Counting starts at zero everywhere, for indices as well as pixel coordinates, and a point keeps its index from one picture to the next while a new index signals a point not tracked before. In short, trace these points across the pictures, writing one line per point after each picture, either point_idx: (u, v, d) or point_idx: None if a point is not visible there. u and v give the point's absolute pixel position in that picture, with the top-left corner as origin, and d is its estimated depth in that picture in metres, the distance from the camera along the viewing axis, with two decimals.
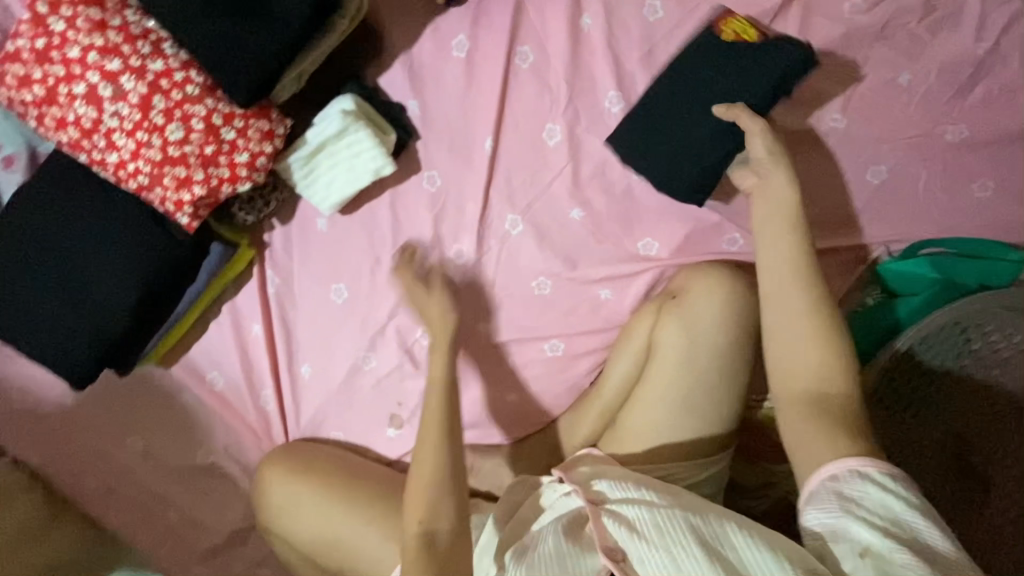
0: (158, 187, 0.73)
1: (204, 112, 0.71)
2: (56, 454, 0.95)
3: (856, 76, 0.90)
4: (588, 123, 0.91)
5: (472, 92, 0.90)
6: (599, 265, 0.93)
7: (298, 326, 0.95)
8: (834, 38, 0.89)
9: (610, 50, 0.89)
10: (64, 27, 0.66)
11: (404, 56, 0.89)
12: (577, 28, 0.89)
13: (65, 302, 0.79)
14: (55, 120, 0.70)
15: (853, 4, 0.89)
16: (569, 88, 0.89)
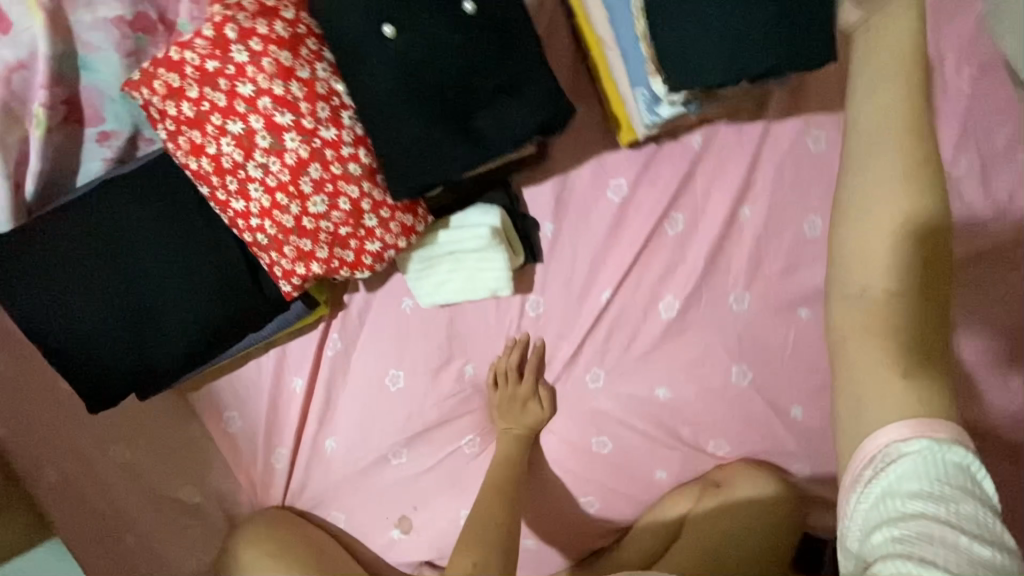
0: (273, 250, 0.65)
1: (355, 194, 0.63)
2: (29, 437, 0.84)
3: (985, 364, 0.86)
4: (708, 312, 0.86)
5: (612, 238, 0.84)
6: (664, 448, 0.89)
7: (340, 397, 0.87)
8: (976, 323, 0.86)
9: (755, 252, 0.86)
10: (243, 61, 0.57)
11: (559, 178, 0.82)
12: (734, 216, 0.85)
13: (117, 318, 0.70)
14: (190, 144, 0.61)
15: (1004, 298, 0.86)
16: (703, 271, 0.85)
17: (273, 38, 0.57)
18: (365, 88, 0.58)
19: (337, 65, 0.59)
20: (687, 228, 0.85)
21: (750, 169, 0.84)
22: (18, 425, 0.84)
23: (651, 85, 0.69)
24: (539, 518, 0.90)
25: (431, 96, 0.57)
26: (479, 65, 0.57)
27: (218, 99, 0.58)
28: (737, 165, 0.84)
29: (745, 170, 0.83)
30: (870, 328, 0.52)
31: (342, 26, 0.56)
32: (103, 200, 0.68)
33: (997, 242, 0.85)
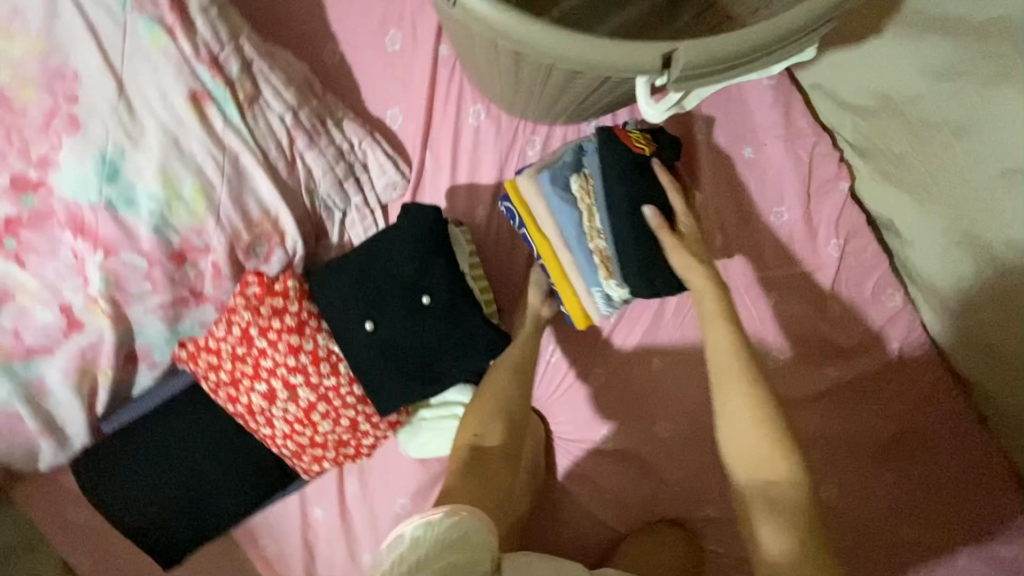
0: (295, 458, 0.87)
1: (352, 414, 0.84)
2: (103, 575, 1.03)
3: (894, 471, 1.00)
4: (661, 450, 0.98)
5: (567, 391, 0.99)
6: None
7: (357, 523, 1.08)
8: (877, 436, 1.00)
9: (691, 397, 0.98)
10: (266, 344, 0.80)
11: None
12: (666, 369, 0.98)
13: (179, 500, 0.91)
14: (229, 395, 0.83)
15: (898, 413, 1.00)
16: (648, 413, 0.98)
17: (286, 326, 0.80)
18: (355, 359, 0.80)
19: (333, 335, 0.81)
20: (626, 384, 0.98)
21: (676, 329, 0.99)
22: (94, 564, 1.03)
23: (605, 288, 0.85)
24: None
25: (403, 355, 0.79)
26: (436, 338, 0.79)
27: (248, 370, 0.80)
28: (667, 331, 0.99)
29: (671, 330, 0.99)
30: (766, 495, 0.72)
31: (336, 316, 0.80)
32: (166, 413, 0.92)
33: (879, 369, 1.02)
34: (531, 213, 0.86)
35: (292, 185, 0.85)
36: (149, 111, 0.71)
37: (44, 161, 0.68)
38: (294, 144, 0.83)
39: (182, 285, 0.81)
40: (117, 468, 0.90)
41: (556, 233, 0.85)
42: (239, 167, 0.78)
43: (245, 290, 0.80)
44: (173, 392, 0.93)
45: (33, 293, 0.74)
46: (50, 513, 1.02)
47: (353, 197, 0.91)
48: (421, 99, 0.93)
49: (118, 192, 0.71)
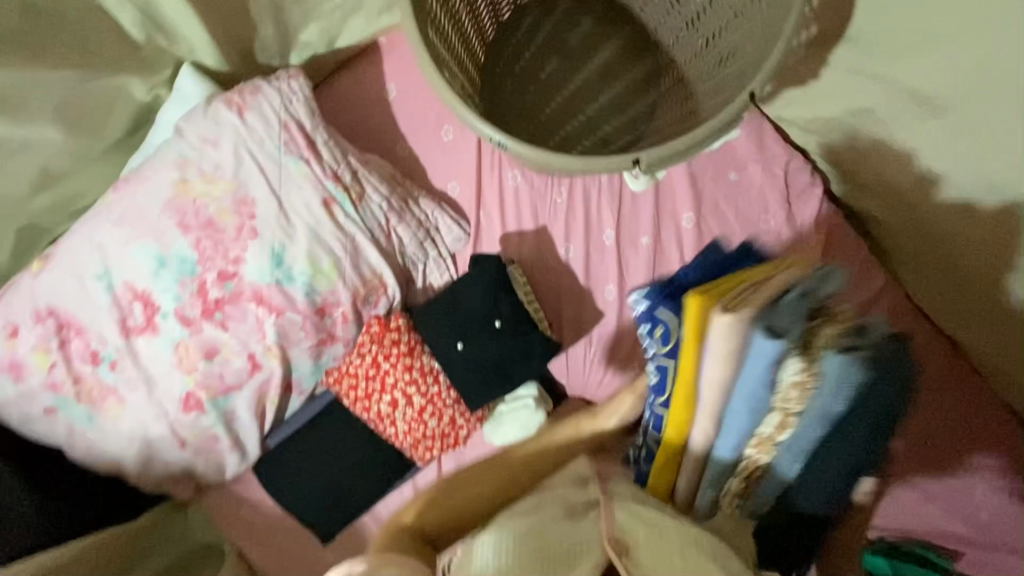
0: (413, 450, 1.16)
1: (453, 410, 1.13)
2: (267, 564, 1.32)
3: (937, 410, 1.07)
4: None
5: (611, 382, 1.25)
6: None
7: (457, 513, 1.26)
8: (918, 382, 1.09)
9: None
10: (389, 365, 1.11)
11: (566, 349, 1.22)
12: None
13: (331, 490, 1.22)
14: (364, 406, 1.14)
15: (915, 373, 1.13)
16: None
17: (402, 351, 1.10)
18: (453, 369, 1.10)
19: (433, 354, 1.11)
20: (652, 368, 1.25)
21: None
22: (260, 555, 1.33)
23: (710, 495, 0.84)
24: None
25: (486, 362, 1.08)
26: (507, 348, 1.07)
27: (377, 386, 1.11)
28: None
29: None
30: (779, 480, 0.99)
31: (434, 341, 1.10)
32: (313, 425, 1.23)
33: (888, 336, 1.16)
34: (698, 357, 0.73)
35: (390, 250, 1.17)
36: (299, 215, 1.04)
37: (236, 258, 1.02)
38: (389, 221, 1.15)
39: (323, 330, 1.13)
40: (286, 470, 1.23)
41: (720, 401, 0.73)
42: (355, 242, 1.11)
43: (370, 329, 1.12)
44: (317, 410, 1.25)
45: (231, 348, 1.08)
46: (225, 517, 1.33)
47: (431, 251, 1.22)
48: (472, 172, 1.24)
49: (283, 273, 1.05)
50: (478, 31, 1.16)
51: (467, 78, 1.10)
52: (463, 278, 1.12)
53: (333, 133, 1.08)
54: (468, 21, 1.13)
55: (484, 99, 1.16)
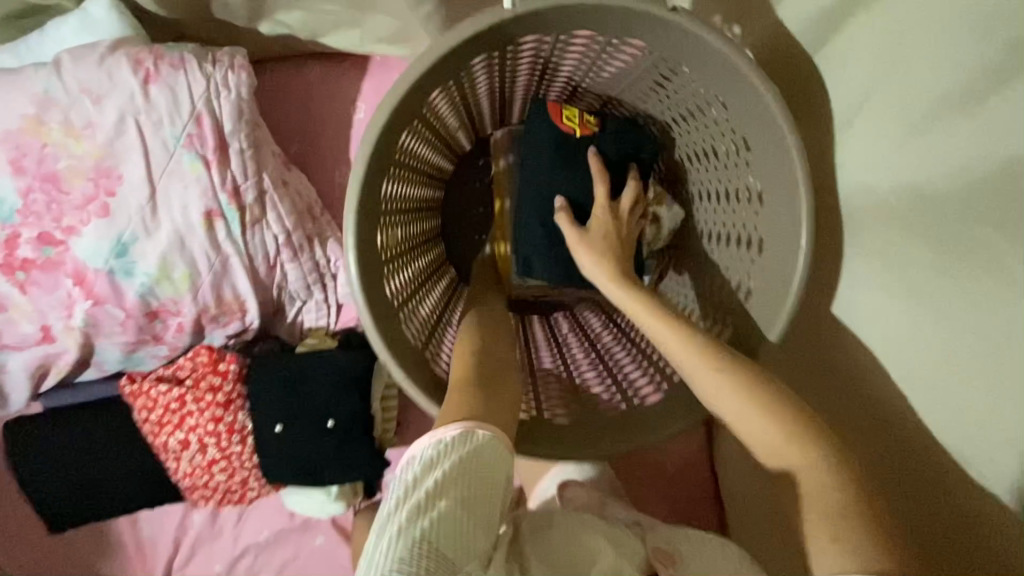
0: (189, 490, 1.06)
1: (246, 475, 1.03)
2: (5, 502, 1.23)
3: None
4: None
5: None
6: None
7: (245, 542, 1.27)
8: None
9: None
10: (197, 408, 0.98)
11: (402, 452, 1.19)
12: None
13: (80, 491, 1.07)
14: (152, 431, 1.01)
15: None
16: None
17: (218, 401, 0.98)
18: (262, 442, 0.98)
19: (249, 419, 0.99)
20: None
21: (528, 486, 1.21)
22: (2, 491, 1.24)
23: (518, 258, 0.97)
24: None
25: (295, 458, 0.98)
26: (327, 452, 0.97)
27: (173, 422, 0.98)
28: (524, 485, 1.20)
29: None
30: (760, 431, 0.65)
31: (256, 407, 0.97)
32: (92, 416, 1.07)
33: None
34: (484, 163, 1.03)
35: (266, 282, 1.03)
36: (169, 215, 0.89)
37: (70, 228, 0.86)
38: (279, 256, 1.01)
39: (147, 332, 0.98)
40: (37, 450, 1.06)
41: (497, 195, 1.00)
42: (226, 265, 0.96)
43: (196, 359, 0.99)
44: (110, 396, 1.10)
45: (23, 312, 0.91)
46: None
47: (317, 295, 1.08)
48: None
49: (120, 265, 0.89)
50: (464, 126, 0.96)
51: (418, 195, 0.92)
52: (318, 355, 0.99)
53: (256, 141, 0.93)
54: (455, 121, 0.91)
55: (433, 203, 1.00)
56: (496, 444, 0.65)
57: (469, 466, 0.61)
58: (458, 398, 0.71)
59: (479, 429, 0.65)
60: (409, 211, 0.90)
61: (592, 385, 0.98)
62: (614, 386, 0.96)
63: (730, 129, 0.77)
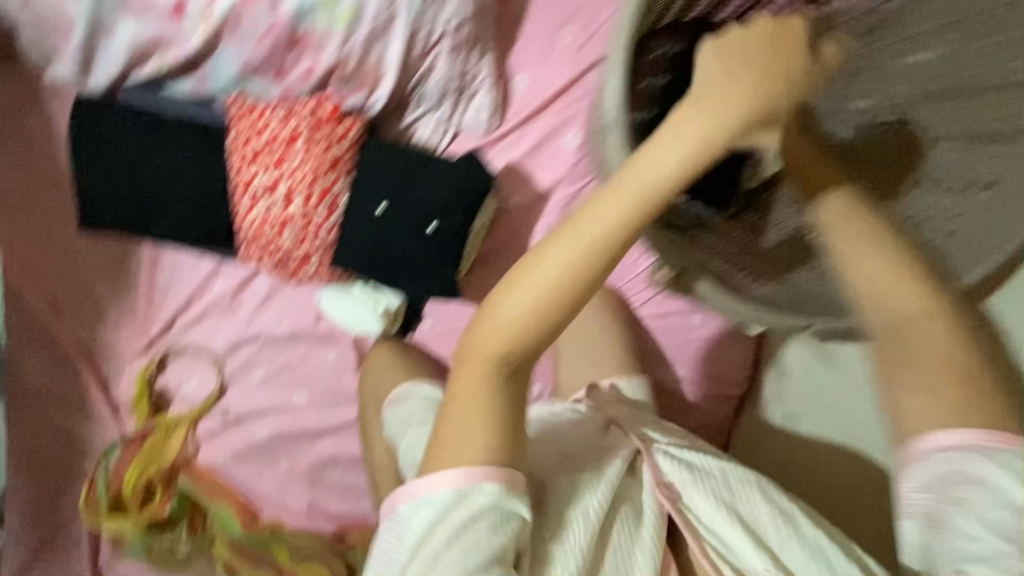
0: (246, 240, 0.99)
1: (314, 247, 0.97)
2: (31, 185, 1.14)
3: None
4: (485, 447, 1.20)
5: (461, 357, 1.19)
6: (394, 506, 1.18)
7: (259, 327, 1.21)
8: None
9: None
10: (303, 154, 0.91)
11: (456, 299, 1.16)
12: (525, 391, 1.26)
13: (130, 192, 0.99)
14: (241, 160, 0.94)
15: None
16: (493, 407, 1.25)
17: (327, 156, 0.92)
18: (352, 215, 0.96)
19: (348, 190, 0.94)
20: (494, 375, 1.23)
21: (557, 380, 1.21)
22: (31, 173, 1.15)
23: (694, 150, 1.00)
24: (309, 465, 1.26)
25: (383, 245, 0.94)
26: (419, 253, 0.94)
27: (272, 157, 0.91)
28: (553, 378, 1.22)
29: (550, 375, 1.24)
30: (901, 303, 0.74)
31: (364, 181, 0.93)
32: (171, 125, 0.99)
33: None
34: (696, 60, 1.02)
35: (411, 66, 0.96)
36: None
37: None
38: (438, 43, 0.95)
39: (277, 60, 0.92)
40: (105, 132, 0.98)
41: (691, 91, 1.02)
42: (387, 24, 0.91)
43: (320, 105, 0.92)
44: (191, 117, 1.00)
45: None
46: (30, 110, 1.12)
47: (443, 108, 1.04)
48: (546, 88, 1.08)
49: None
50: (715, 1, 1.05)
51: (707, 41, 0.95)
52: (442, 158, 0.96)
53: None
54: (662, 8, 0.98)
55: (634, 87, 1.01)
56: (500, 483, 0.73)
57: (594, 519, 0.81)
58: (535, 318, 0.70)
59: (475, 486, 0.72)
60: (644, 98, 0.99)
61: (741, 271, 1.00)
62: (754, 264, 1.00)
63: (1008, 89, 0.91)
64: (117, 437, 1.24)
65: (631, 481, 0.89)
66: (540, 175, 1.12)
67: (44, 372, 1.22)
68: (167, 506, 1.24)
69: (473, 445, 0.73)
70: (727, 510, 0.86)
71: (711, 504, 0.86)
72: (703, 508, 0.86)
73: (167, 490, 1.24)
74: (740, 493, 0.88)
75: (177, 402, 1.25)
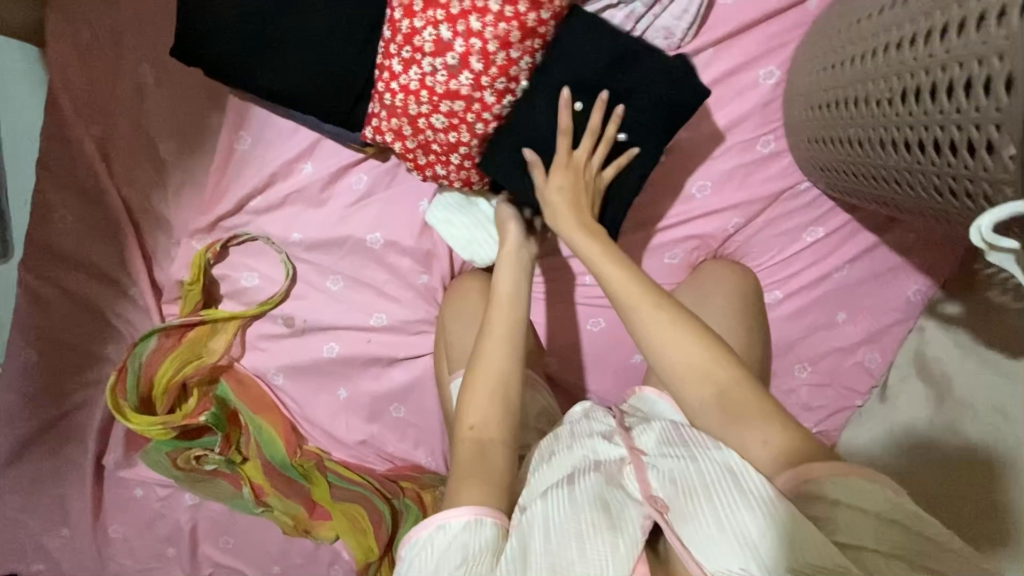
0: (383, 109, 0.79)
1: (465, 140, 0.78)
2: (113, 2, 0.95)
3: None
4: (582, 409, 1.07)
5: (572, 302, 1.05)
6: None
7: (348, 228, 1.03)
8: None
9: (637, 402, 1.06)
10: (491, 14, 0.71)
11: None
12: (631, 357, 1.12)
13: (251, 25, 0.80)
14: (407, 7, 0.74)
15: None
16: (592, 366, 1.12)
17: (520, 24, 0.72)
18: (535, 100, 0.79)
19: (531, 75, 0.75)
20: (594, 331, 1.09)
21: None
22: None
23: None
24: (372, 391, 1.12)
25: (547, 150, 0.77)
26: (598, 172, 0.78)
27: (452, 10, 0.71)
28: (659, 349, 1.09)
29: None
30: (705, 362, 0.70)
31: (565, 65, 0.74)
32: None
33: None
34: None
35: None
36: None
37: None
38: None
39: None
40: None
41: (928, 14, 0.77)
42: None
43: None
44: None
45: None
46: None
47: (638, 5, 0.86)
48: (756, 11, 0.91)
49: None
50: None
51: None
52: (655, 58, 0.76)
53: None
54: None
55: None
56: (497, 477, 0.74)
57: (592, 511, 0.68)
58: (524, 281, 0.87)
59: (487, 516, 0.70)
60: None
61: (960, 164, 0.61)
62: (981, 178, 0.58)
63: None
64: (153, 325, 1.05)
65: (624, 495, 0.70)
66: (712, 117, 0.96)
67: (82, 232, 1.03)
68: (200, 416, 1.05)
69: (487, 427, 0.78)
70: (714, 523, 0.62)
71: (700, 524, 0.62)
72: (667, 464, 0.71)
73: (206, 391, 1.08)
74: (718, 502, 0.63)
75: (229, 298, 1.07)
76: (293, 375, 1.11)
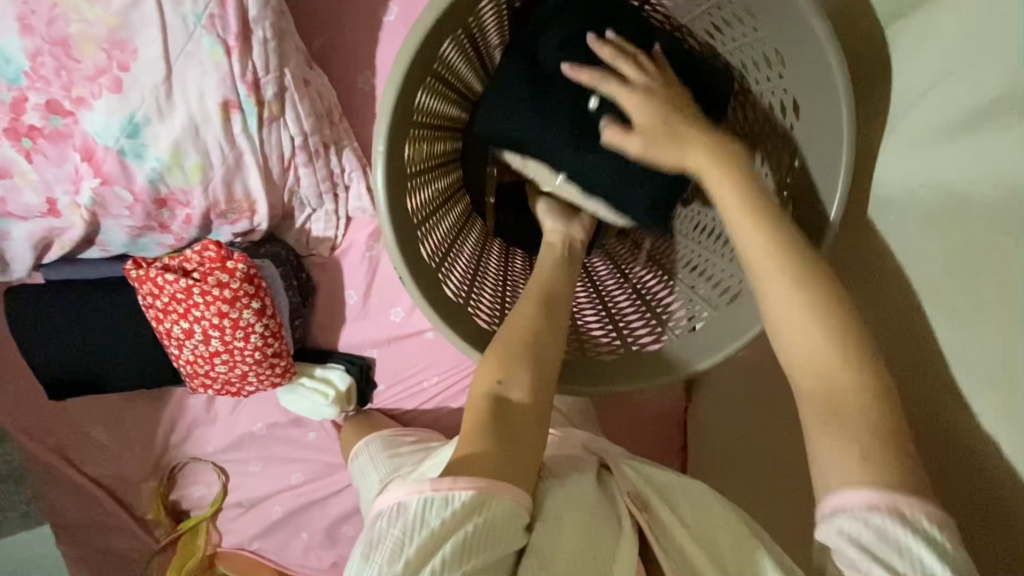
0: (189, 377, 1.08)
1: (246, 369, 1.06)
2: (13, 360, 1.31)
3: None
4: None
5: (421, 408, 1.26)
6: None
7: (241, 423, 1.35)
8: None
9: None
10: (205, 301, 0.99)
11: (395, 355, 1.24)
12: None
13: (82, 363, 1.11)
14: (154, 318, 1.02)
15: None
16: None
17: (228, 298, 0.99)
18: (529, 40, 0.89)
19: (256, 317, 1.02)
20: (449, 420, 1.25)
21: None
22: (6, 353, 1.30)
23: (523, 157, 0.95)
24: (321, 526, 1.39)
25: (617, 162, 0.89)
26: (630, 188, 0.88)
27: (177, 312, 0.99)
28: None
29: None
30: (806, 348, 0.63)
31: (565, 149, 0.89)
32: (97, 294, 1.09)
33: None
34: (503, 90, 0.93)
35: (278, 184, 1.00)
36: (184, 100, 0.85)
37: (80, 100, 0.82)
38: (294, 158, 0.99)
39: (155, 219, 0.96)
40: (41, 321, 1.08)
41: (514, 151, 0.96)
42: (239, 162, 0.94)
43: (207, 254, 0.99)
44: (111, 277, 1.10)
45: (29, 181, 0.89)
46: None
47: (326, 205, 1.09)
48: None
49: (131, 146, 0.86)
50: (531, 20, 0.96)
51: (446, 112, 0.93)
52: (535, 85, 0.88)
53: (280, 32, 0.88)
54: (494, 30, 0.91)
55: (461, 126, 1.01)
56: (513, 504, 0.64)
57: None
58: (468, 434, 0.71)
59: (496, 494, 0.63)
60: (436, 128, 0.91)
61: (591, 325, 0.97)
62: (619, 339, 0.94)
63: (777, 80, 0.83)
64: (153, 547, 1.42)
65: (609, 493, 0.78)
66: None
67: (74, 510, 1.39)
68: None
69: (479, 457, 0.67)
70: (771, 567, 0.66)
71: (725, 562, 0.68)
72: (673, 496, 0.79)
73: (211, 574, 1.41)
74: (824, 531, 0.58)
75: (194, 507, 1.42)
76: (260, 538, 1.41)
